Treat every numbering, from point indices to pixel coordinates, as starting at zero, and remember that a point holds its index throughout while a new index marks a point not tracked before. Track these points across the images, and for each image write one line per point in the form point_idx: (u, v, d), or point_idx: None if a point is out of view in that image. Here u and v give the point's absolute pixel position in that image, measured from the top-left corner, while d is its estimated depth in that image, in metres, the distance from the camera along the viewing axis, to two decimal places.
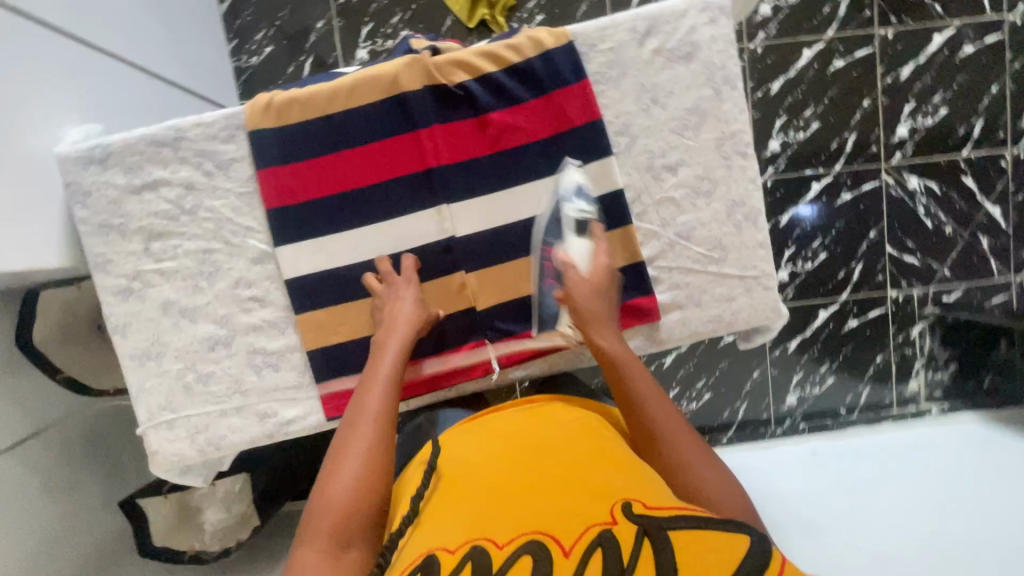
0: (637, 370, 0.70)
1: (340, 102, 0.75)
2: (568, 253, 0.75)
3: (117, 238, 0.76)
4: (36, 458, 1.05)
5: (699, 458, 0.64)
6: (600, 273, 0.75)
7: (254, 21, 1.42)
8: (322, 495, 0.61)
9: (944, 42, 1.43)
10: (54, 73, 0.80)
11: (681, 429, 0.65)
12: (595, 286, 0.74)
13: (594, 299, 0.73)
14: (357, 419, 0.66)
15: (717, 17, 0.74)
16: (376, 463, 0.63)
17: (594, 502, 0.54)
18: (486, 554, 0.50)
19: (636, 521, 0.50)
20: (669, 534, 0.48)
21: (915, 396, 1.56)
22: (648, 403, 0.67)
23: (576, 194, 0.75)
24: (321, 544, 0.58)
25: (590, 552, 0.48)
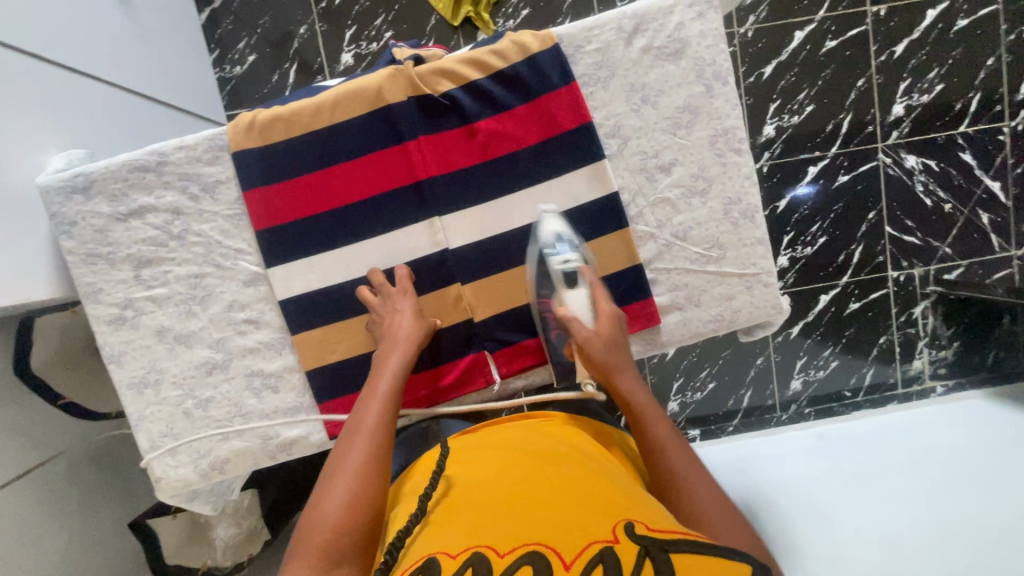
0: (654, 414, 0.66)
1: (324, 118, 0.73)
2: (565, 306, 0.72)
3: (106, 267, 0.75)
4: (41, 487, 1.05)
5: (698, 481, 0.60)
6: (607, 320, 0.71)
7: (236, 29, 1.39)
8: (316, 509, 0.58)
9: (938, 17, 1.40)
10: (33, 101, 0.79)
11: (680, 453, 0.63)
12: (605, 334, 0.70)
13: (607, 347, 0.70)
14: (355, 432, 0.65)
15: (705, 12, 0.72)
16: (373, 478, 0.61)
17: (598, 519, 0.52)
18: (485, 562, 0.48)
19: (638, 541, 0.47)
20: (671, 555, 0.45)
21: (920, 375, 1.57)
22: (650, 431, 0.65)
23: (558, 243, 0.73)
24: (311, 560, 0.55)
25: (589, 565, 0.45)
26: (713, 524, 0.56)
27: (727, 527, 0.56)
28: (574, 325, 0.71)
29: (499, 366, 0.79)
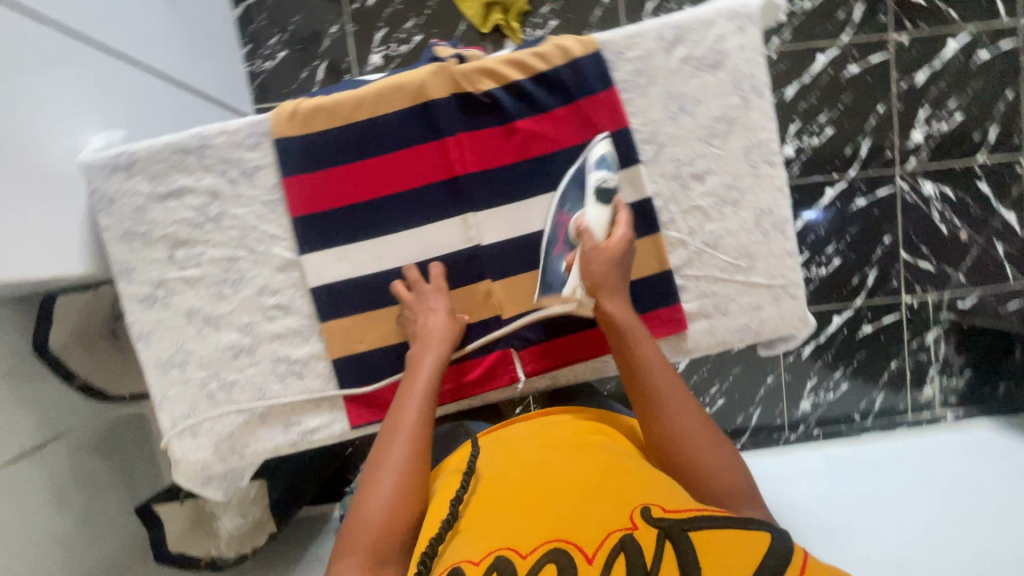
0: (640, 335, 0.68)
1: (365, 110, 0.74)
2: (581, 216, 0.72)
3: (141, 246, 0.75)
4: (50, 468, 1.05)
5: (680, 405, 0.64)
6: (618, 241, 0.71)
7: (268, 26, 1.42)
8: (359, 508, 0.60)
9: (960, 48, 1.42)
10: (77, 80, 0.80)
11: (665, 378, 0.65)
12: (614, 253, 0.70)
13: (610, 264, 0.70)
14: (393, 431, 0.65)
15: (745, 26, 0.74)
16: (412, 475, 0.62)
17: (611, 507, 0.51)
18: (510, 565, 0.47)
19: (657, 524, 0.48)
20: (692, 534, 0.46)
21: (930, 402, 1.55)
22: (636, 356, 0.67)
23: (600, 163, 0.73)
24: (359, 557, 0.57)
25: (613, 557, 0.45)
26: (693, 445, 0.62)
27: (707, 448, 0.61)
28: (586, 232, 0.71)
29: (526, 364, 0.80)
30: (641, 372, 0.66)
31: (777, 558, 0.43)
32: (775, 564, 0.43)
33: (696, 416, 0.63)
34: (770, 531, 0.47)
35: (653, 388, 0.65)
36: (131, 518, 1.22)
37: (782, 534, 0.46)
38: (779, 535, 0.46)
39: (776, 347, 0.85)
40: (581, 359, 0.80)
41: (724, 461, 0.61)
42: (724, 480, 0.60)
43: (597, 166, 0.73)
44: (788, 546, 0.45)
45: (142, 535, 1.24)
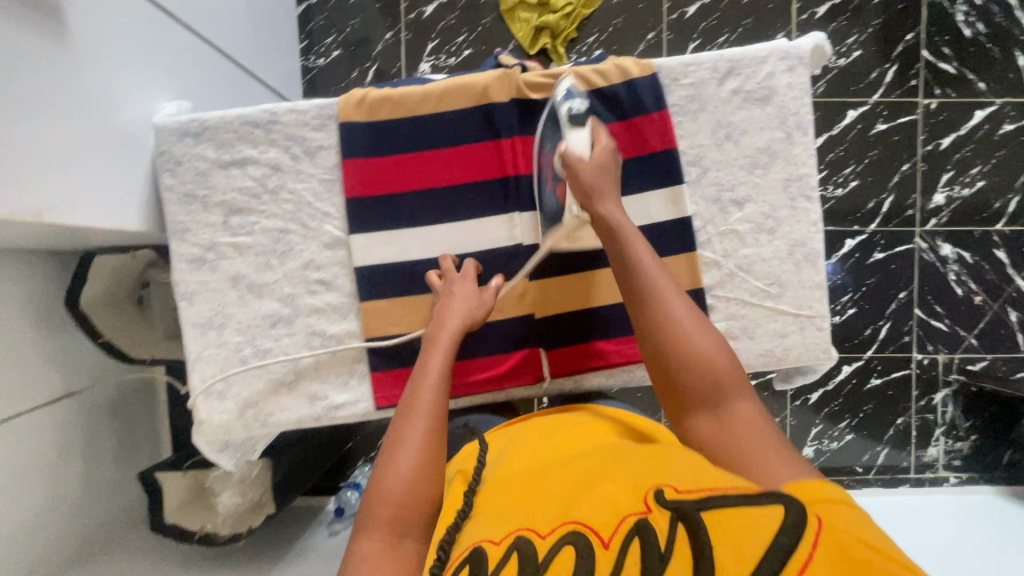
0: (633, 232, 0.65)
1: (430, 105, 0.79)
2: (567, 142, 0.68)
3: (199, 209, 0.79)
4: (62, 420, 1.05)
5: (668, 297, 0.60)
6: (602, 150, 0.69)
7: (326, 25, 1.46)
8: (378, 486, 0.56)
9: (986, 118, 1.46)
10: (158, 51, 0.85)
11: (656, 269, 0.62)
12: (598, 162, 0.68)
13: (599, 173, 0.67)
14: (410, 411, 0.62)
15: (795, 66, 0.78)
16: (432, 451, 0.59)
17: (628, 490, 0.46)
18: (528, 545, 0.43)
19: (671, 506, 0.42)
20: (705, 515, 0.40)
21: (933, 463, 1.52)
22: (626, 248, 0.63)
23: (568, 95, 0.72)
24: (381, 532, 0.54)
25: (628, 541, 0.40)
26: (679, 332, 0.57)
27: (694, 337, 0.57)
28: (571, 153, 0.67)
29: (552, 364, 0.82)
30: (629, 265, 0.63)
31: (793, 534, 0.37)
32: (789, 541, 0.36)
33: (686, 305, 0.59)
34: (784, 503, 0.40)
35: (641, 281, 0.61)
36: (129, 485, 1.22)
37: (800, 505, 0.39)
38: (795, 505, 0.39)
39: (795, 379, 0.87)
40: (608, 367, 0.81)
41: (714, 350, 0.56)
42: (712, 368, 0.56)
43: (564, 99, 0.71)
44: (803, 518, 0.38)
45: (136, 504, 1.23)
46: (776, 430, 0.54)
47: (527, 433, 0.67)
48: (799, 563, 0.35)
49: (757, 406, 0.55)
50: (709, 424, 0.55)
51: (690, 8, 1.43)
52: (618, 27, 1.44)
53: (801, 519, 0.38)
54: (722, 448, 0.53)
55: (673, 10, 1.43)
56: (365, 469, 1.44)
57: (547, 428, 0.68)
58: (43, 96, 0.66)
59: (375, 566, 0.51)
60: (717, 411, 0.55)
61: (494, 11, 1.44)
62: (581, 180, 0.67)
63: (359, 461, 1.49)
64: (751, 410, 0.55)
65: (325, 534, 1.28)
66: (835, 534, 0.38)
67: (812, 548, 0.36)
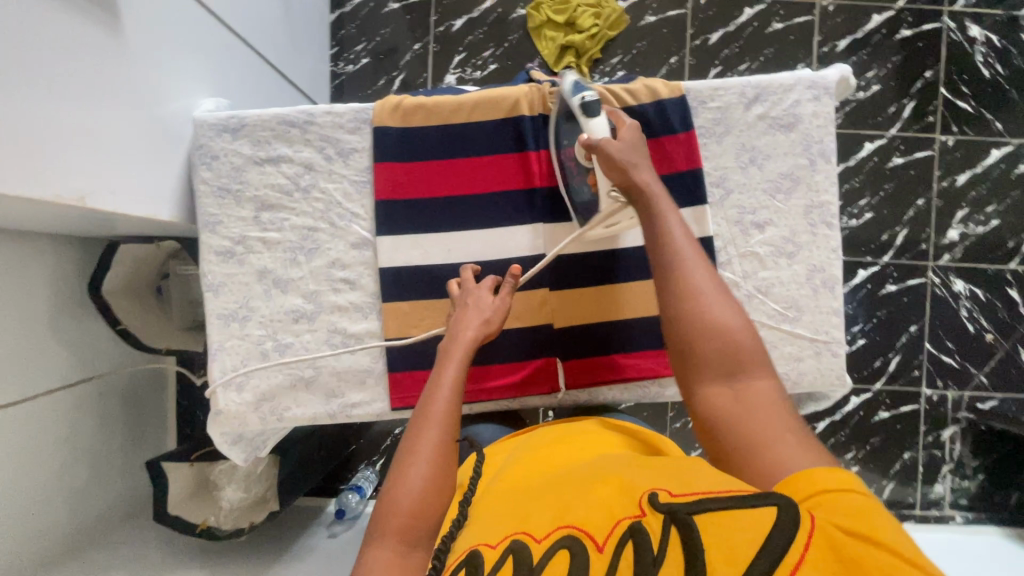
0: (669, 207, 0.63)
1: (461, 115, 0.81)
2: (587, 132, 0.68)
3: (231, 203, 0.81)
4: (75, 405, 1.06)
5: (698, 270, 0.59)
6: (627, 131, 0.68)
7: (357, 34, 1.50)
8: (389, 496, 0.56)
9: (1002, 157, 1.48)
10: (202, 50, 0.87)
11: (686, 244, 0.61)
12: (624, 142, 0.67)
13: (627, 151, 0.65)
14: (423, 423, 0.61)
15: (821, 96, 0.80)
16: (445, 465, 0.58)
17: (621, 495, 0.46)
18: (524, 548, 0.44)
19: (664, 509, 0.43)
20: (696, 519, 0.40)
21: (939, 501, 1.50)
22: (658, 222, 0.62)
23: (579, 88, 0.71)
24: (391, 542, 0.53)
25: (621, 546, 0.41)
26: (704, 303, 0.57)
27: (721, 311, 0.56)
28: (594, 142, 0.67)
29: (568, 375, 0.82)
30: (660, 238, 0.61)
31: (783, 536, 0.38)
32: (780, 542, 0.37)
33: (714, 279, 0.58)
34: (779, 504, 0.40)
35: (672, 252, 0.60)
36: (134, 474, 1.22)
37: (791, 505, 0.40)
38: (788, 506, 0.40)
39: (808, 404, 0.87)
40: (623, 381, 0.82)
41: (736, 322, 0.56)
42: (735, 342, 0.55)
43: (575, 91, 0.71)
44: (795, 519, 0.39)
45: (140, 494, 1.23)
46: (793, 411, 0.53)
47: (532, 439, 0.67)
48: (788, 565, 0.36)
49: (776, 385, 0.55)
50: (726, 396, 0.54)
51: (713, 35, 1.46)
52: (642, 50, 1.47)
53: (792, 520, 0.39)
54: (737, 419, 0.52)
55: (697, 36, 1.46)
56: (367, 473, 1.44)
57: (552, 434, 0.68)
58: (93, 86, 0.68)
59: None
60: (735, 384, 0.54)
61: (522, 28, 1.48)
62: (609, 161, 0.65)
63: (361, 464, 1.49)
64: (771, 388, 0.54)
65: (325, 536, 1.28)
66: (829, 534, 0.39)
67: (801, 549, 0.38)
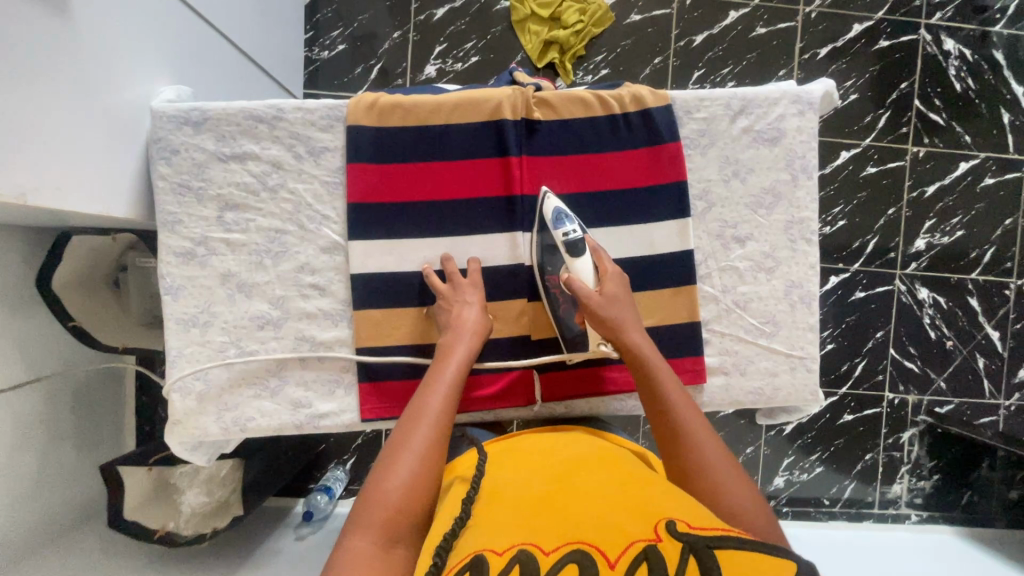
0: (662, 368, 0.68)
1: (440, 116, 0.78)
2: (571, 271, 0.74)
3: (193, 201, 0.76)
4: (24, 406, 0.98)
5: (731, 481, 0.58)
6: (611, 281, 0.73)
7: (334, 18, 1.43)
8: (378, 487, 0.56)
9: (969, 170, 1.52)
10: (160, 37, 0.81)
11: (706, 439, 0.62)
12: (606, 294, 0.72)
13: (613, 305, 0.71)
14: (417, 419, 0.62)
15: (805, 111, 0.79)
16: (433, 463, 0.59)
17: (633, 516, 0.48)
18: (531, 559, 0.43)
19: (681, 538, 0.44)
20: (716, 552, 0.42)
21: (896, 500, 1.55)
22: (658, 387, 0.66)
23: (561, 220, 0.75)
24: (373, 535, 0.53)
25: (635, 565, 0.41)
26: (716, 483, 0.58)
27: (738, 490, 0.58)
28: (576, 288, 0.72)
29: (544, 388, 0.80)
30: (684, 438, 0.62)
31: None
32: None
33: (720, 453, 0.60)
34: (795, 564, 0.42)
35: (699, 461, 0.60)
36: (87, 477, 1.16)
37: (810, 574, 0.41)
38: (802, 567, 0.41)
39: (777, 417, 0.87)
40: (599, 395, 0.81)
41: (752, 506, 0.57)
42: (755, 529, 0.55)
43: (557, 223, 0.75)
44: None
45: (94, 497, 1.17)
46: None
47: (523, 444, 0.68)
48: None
49: None
50: None
51: (698, 37, 1.45)
52: (627, 48, 1.44)
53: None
54: None
55: (681, 37, 1.45)
56: (337, 472, 1.41)
57: (542, 442, 0.68)
58: (36, 73, 0.62)
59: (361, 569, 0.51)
60: None
61: (504, 20, 1.43)
62: (602, 311, 0.71)
63: (331, 464, 1.46)
64: None
65: (292, 538, 1.25)
66: None
67: None
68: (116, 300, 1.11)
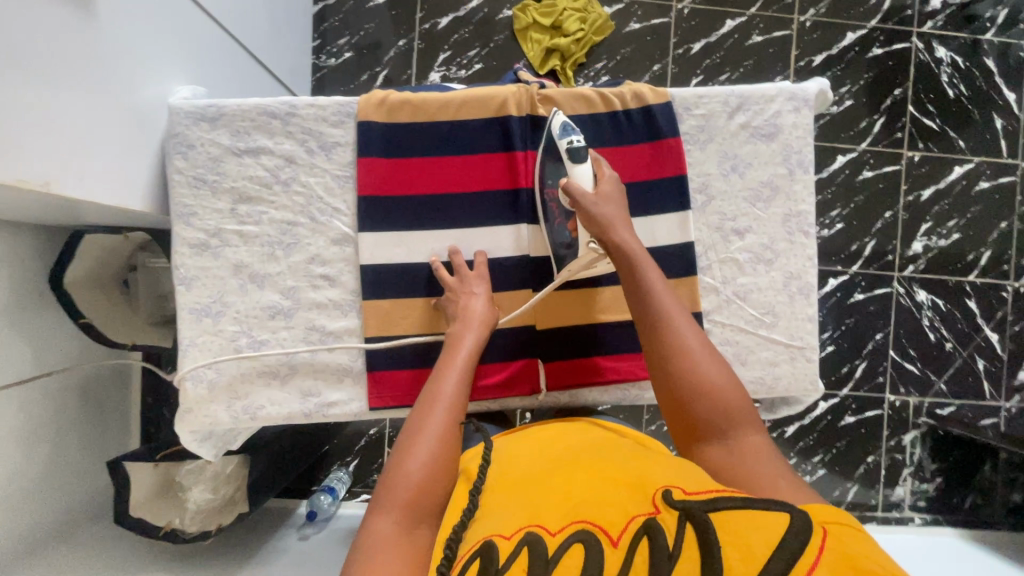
0: (648, 263, 0.68)
1: (447, 112, 0.80)
2: (569, 176, 0.71)
3: (207, 194, 0.78)
4: (31, 401, 0.99)
5: (706, 362, 0.62)
6: (607, 184, 0.72)
7: (341, 27, 1.47)
8: (397, 468, 0.57)
9: (963, 174, 1.54)
10: (178, 38, 0.84)
11: (685, 325, 0.64)
12: (601, 195, 0.71)
13: (606, 205, 0.70)
14: (432, 404, 0.63)
15: (800, 108, 0.82)
16: (450, 447, 0.61)
17: (637, 497, 0.49)
18: (538, 542, 0.44)
19: (678, 508, 0.45)
20: (711, 515, 0.43)
21: (900, 503, 1.55)
22: (643, 284, 0.67)
23: (567, 130, 0.73)
24: (396, 514, 0.54)
25: (637, 540, 0.42)
26: (694, 366, 0.62)
27: (713, 369, 0.61)
28: (573, 189, 0.70)
29: (548, 377, 0.82)
30: (665, 327, 0.64)
31: (796, 539, 0.38)
32: (793, 544, 0.38)
33: (698, 337, 0.63)
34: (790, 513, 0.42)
35: (679, 347, 0.63)
36: (93, 474, 1.16)
37: (803, 516, 0.42)
38: (798, 516, 0.41)
39: (778, 409, 0.89)
40: (603, 385, 0.82)
41: (725, 380, 0.61)
42: (726, 402, 0.60)
43: (565, 134, 0.73)
44: (807, 527, 0.40)
45: (99, 496, 1.17)
46: (781, 457, 0.59)
47: (532, 433, 0.69)
48: (803, 568, 0.37)
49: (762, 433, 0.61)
50: (718, 450, 0.59)
51: (695, 45, 1.49)
52: (626, 56, 1.48)
53: (806, 526, 0.40)
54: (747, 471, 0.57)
55: (679, 45, 1.49)
56: (339, 474, 1.42)
57: (550, 431, 0.69)
58: (59, 66, 0.64)
59: (387, 548, 0.52)
60: (727, 440, 0.59)
61: (508, 29, 1.47)
62: (596, 211, 0.69)
63: (334, 465, 1.47)
64: (757, 437, 0.60)
65: (296, 537, 1.25)
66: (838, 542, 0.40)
67: (816, 553, 0.38)
68: (128, 305, 1.12)
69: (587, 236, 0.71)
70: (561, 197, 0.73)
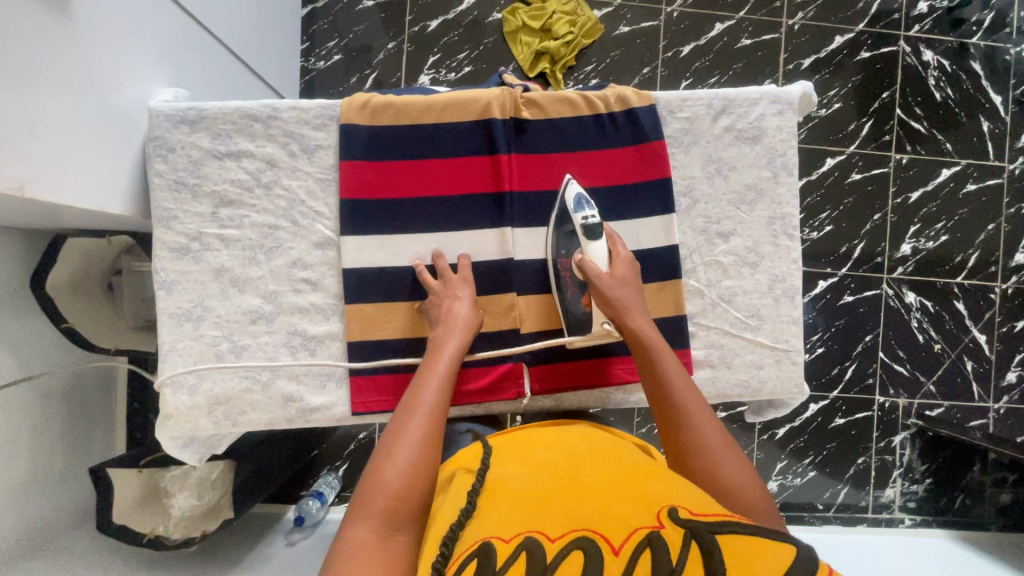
0: (663, 350, 0.70)
1: (431, 115, 0.80)
2: (585, 253, 0.74)
3: (188, 198, 0.77)
4: (12, 408, 0.98)
5: (724, 454, 0.62)
6: (622, 264, 0.75)
7: (330, 30, 1.46)
8: (376, 476, 0.57)
9: (950, 176, 1.55)
10: (159, 40, 0.84)
11: (703, 415, 0.65)
12: (615, 276, 0.74)
13: (621, 288, 0.73)
14: (412, 411, 0.63)
15: (784, 110, 0.82)
16: (429, 452, 0.60)
17: (637, 506, 0.48)
18: (537, 547, 0.44)
19: (683, 525, 0.45)
20: (717, 537, 0.43)
21: (890, 503, 1.55)
22: (658, 368, 0.68)
23: (580, 203, 0.75)
24: (374, 522, 0.54)
25: (639, 551, 0.42)
26: (711, 456, 0.61)
27: (731, 461, 0.61)
28: (587, 267, 0.73)
29: (534, 381, 0.81)
30: (681, 413, 0.65)
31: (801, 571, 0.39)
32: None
33: (715, 428, 0.63)
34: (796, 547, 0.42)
35: (696, 437, 0.63)
36: (77, 482, 1.15)
37: (808, 552, 0.42)
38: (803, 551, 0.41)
39: (764, 412, 0.88)
40: (587, 389, 0.82)
41: (743, 474, 0.60)
42: (745, 497, 0.59)
43: (577, 207, 0.75)
44: (813, 561, 0.40)
45: (82, 503, 1.16)
46: None
47: (523, 438, 0.68)
48: None
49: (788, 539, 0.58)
50: None
51: (685, 48, 1.49)
52: (616, 59, 1.48)
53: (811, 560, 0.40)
54: None
55: (669, 48, 1.49)
56: (329, 478, 1.41)
57: (542, 437, 0.68)
58: (35, 69, 0.64)
59: (363, 557, 0.51)
60: None
61: (497, 32, 1.47)
62: (609, 292, 0.72)
63: (323, 470, 1.46)
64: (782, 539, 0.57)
65: (284, 543, 1.24)
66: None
67: None
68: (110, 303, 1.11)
69: (602, 315, 0.75)
70: (576, 271, 0.76)
